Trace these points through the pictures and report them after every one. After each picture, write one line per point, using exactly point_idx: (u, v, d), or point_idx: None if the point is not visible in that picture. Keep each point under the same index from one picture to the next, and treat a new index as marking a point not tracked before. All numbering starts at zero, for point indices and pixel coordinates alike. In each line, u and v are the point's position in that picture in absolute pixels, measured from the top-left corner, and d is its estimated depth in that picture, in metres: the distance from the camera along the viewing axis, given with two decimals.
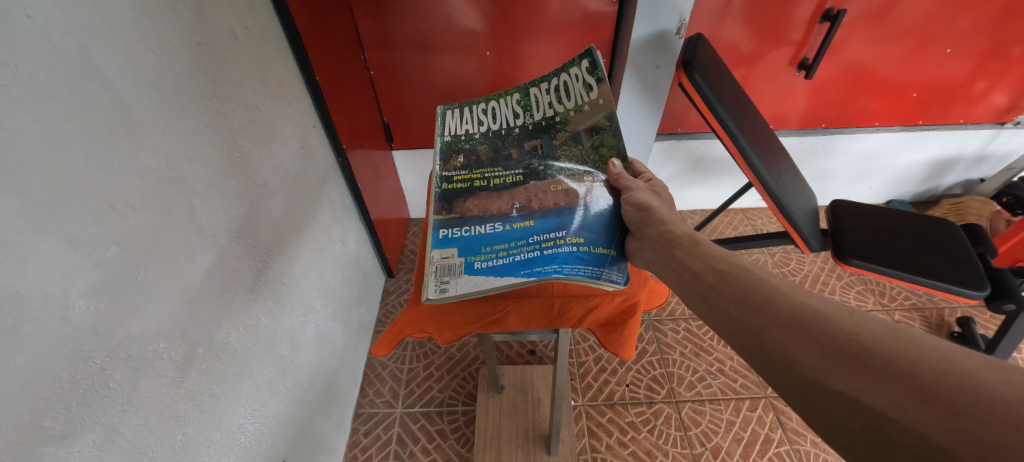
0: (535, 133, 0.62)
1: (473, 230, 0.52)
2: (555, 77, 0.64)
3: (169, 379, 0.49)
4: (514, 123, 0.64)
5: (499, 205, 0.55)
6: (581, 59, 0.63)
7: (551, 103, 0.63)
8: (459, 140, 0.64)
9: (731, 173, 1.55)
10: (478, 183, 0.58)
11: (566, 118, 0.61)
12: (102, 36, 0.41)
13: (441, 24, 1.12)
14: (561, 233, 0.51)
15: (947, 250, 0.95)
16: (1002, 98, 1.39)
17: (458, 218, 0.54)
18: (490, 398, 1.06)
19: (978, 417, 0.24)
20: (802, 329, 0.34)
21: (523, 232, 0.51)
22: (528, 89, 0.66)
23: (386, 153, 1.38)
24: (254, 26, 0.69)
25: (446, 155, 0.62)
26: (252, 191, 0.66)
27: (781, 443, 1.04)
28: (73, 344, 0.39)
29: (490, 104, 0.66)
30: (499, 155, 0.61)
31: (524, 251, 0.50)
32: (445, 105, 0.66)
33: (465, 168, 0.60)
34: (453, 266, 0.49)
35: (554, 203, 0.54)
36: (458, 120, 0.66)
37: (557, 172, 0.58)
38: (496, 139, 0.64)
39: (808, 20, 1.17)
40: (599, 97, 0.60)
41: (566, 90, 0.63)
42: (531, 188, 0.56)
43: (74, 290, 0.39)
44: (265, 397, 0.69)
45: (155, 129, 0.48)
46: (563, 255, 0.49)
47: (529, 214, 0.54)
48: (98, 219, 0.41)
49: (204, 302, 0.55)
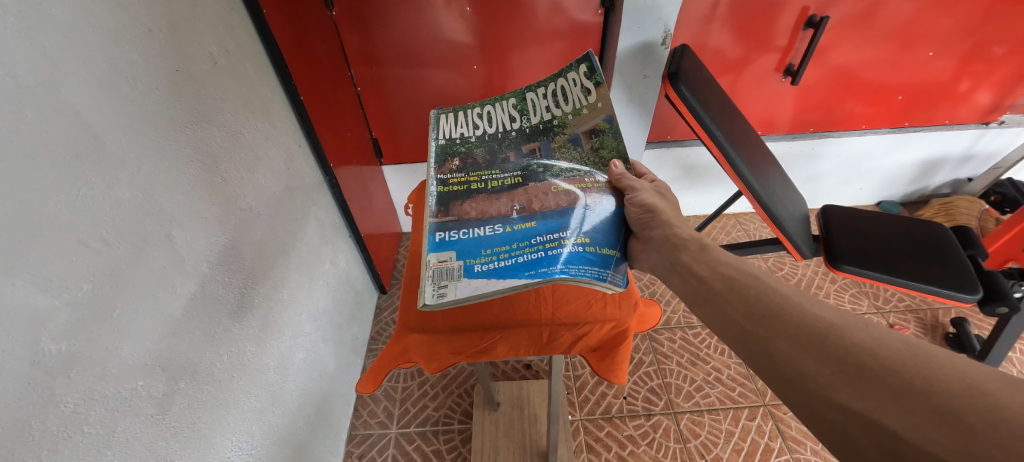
0: (532, 136, 0.61)
1: (471, 233, 0.50)
2: (552, 82, 0.64)
3: (150, 418, 0.48)
4: (509, 126, 0.63)
5: (499, 207, 0.53)
6: (579, 64, 0.63)
7: (549, 107, 0.63)
8: (454, 143, 0.62)
9: (722, 179, 1.55)
10: (476, 186, 0.56)
11: (564, 122, 0.61)
12: (70, 70, 0.40)
13: (429, 39, 1.12)
14: (564, 233, 0.49)
15: (937, 252, 0.96)
16: (987, 97, 1.40)
17: (455, 220, 0.52)
18: (487, 416, 1.05)
19: (1004, 443, 0.24)
20: (815, 342, 0.33)
21: (525, 233, 0.50)
22: (524, 94, 0.65)
23: (376, 168, 1.38)
24: (235, 49, 0.68)
25: (442, 158, 0.60)
26: (236, 216, 0.65)
27: (781, 453, 1.03)
28: (42, 389, 0.37)
29: (485, 108, 0.64)
30: (495, 159, 0.60)
31: (527, 252, 0.48)
32: (439, 109, 0.64)
33: (462, 171, 0.58)
34: (451, 270, 0.46)
35: (557, 204, 0.53)
36: (453, 123, 0.63)
37: (556, 174, 0.57)
38: (493, 142, 0.62)
39: (792, 27, 1.18)
40: (598, 100, 0.61)
41: (563, 94, 0.63)
42: (531, 190, 0.55)
43: (44, 334, 0.37)
44: (254, 428, 0.67)
45: (130, 159, 0.46)
46: (568, 255, 0.47)
47: (531, 215, 0.52)
48: (69, 258, 0.39)
49: (186, 334, 0.54)
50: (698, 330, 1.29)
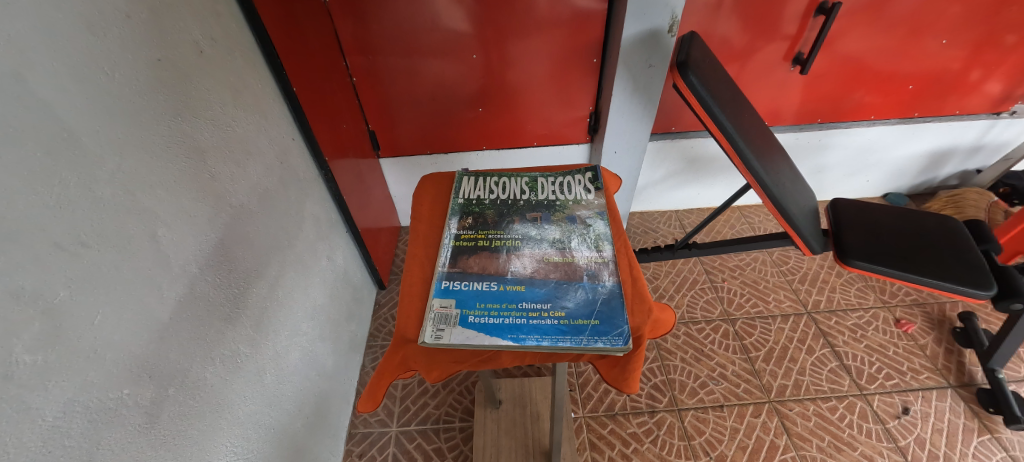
0: (535, 208, 0.61)
1: (472, 286, 0.49)
2: (561, 176, 0.67)
3: (136, 428, 0.46)
4: (520, 197, 0.63)
5: (499, 264, 0.52)
6: (585, 171, 0.67)
7: (554, 192, 0.64)
8: (470, 202, 0.62)
9: (726, 171, 1.53)
10: (483, 243, 0.55)
11: (565, 204, 0.62)
12: (39, 59, 0.37)
13: (426, 27, 1.07)
14: (551, 303, 0.47)
15: (950, 248, 0.94)
16: (998, 87, 1.37)
17: (459, 272, 0.51)
18: (488, 414, 1.03)
19: None
20: None
21: (515, 295, 0.48)
22: (539, 177, 0.67)
23: (372, 161, 1.35)
24: (222, 37, 0.65)
25: (458, 215, 0.60)
26: (226, 213, 0.62)
27: (786, 450, 1.02)
28: (17, 404, 0.34)
29: (502, 179, 0.67)
30: (503, 220, 0.59)
31: (514, 314, 0.46)
32: (463, 171, 0.67)
33: (472, 228, 0.58)
34: (448, 316, 0.46)
35: (552, 271, 0.51)
36: (473, 186, 0.65)
37: (549, 243, 0.55)
38: (503, 206, 0.62)
39: (802, 14, 1.14)
40: (598, 198, 0.62)
41: (568, 186, 0.65)
42: (526, 255, 0.53)
43: (17, 345, 0.34)
44: (249, 432, 0.65)
45: (109, 155, 0.43)
46: (546, 327, 0.44)
47: (523, 279, 0.50)
48: (44, 261, 0.36)
49: (174, 339, 0.51)
50: (703, 325, 1.28)
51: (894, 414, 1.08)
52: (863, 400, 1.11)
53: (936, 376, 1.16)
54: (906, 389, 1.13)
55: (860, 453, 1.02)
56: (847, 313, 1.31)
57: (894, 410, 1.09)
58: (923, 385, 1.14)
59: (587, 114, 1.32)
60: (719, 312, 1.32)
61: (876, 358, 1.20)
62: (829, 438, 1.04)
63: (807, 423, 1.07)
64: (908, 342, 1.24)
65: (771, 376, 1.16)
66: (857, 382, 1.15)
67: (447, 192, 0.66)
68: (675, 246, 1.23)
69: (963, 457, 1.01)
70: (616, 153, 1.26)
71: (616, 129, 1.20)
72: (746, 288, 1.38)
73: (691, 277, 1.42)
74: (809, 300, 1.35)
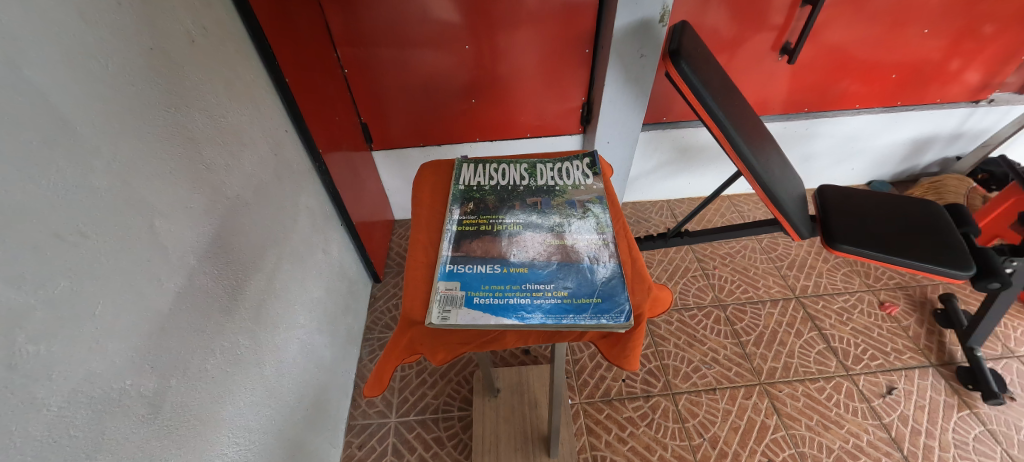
0: (535, 194, 0.62)
1: (475, 269, 0.50)
2: (559, 162, 0.68)
3: (140, 419, 0.46)
4: (520, 183, 0.64)
5: (501, 247, 0.53)
6: (582, 157, 0.68)
7: (553, 178, 0.65)
8: (471, 189, 0.63)
9: (716, 160, 1.55)
10: (485, 228, 0.56)
11: (564, 189, 0.62)
12: (34, 46, 0.36)
13: (418, 18, 1.07)
14: (554, 284, 0.48)
15: (931, 231, 0.97)
16: (976, 76, 1.41)
17: (463, 256, 0.52)
18: (488, 402, 1.05)
19: None
20: None
21: (519, 277, 0.49)
22: (537, 163, 0.68)
23: (364, 153, 1.33)
24: (213, 27, 0.64)
25: (459, 201, 0.60)
26: (221, 204, 0.62)
27: (777, 429, 1.06)
28: (21, 394, 0.34)
29: (501, 165, 0.67)
30: (503, 205, 0.60)
31: (518, 295, 0.47)
32: (462, 159, 0.67)
33: (474, 213, 0.58)
34: (455, 297, 0.47)
35: (552, 253, 0.52)
36: (472, 173, 0.66)
37: (549, 227, 0.56)
38: (504, 192, 0.62)
39: (789, 4, 1.16)
40: (596, 183, 0.63)
41: (567, 172, 0.66)
42: (527, 239, 0.54)
43: (20, 335, 0.34)
44: (250, 422, 0.65)
45: (104, 146, 0.43)
46: (549, 305, 0.45)
47: (525, 262, 0.51)
48: (44, 252, 0.36)
49: (173, 330, 0.51)
50: (695, 312, 1.31)
51: (878, 393, 1.12)
52: (850, 380, 1.15)
53: (919, 356, 1.20)
54: (890, 369, 1.17)
55: (847, 430, 1.06)
56: (834, 297, 1.35)
57: (879, 389, 1.13)
58: (906, 364, 1.18)
59: (579, 105, 1.33)
60: (711, 298, 1.35)
61: (862, 340, 1.24)
62: (816, 417, 1.08)
63: (796, 403, 1.10)
64: (892, 324, 1.28)
65: (762, 359, 1.19)
66: (843, 363, 1.19)
67: (447, 179, 0.67)
68: (667, 234, 1.24)
69: (944, 432, 1.05)
70: (608, 142, 1.27)
71: (609, 120, 1.21)
72: (736, 275, 1.41)
73: (683, 264, 1.45)
74: (797, 285, 1.38)
